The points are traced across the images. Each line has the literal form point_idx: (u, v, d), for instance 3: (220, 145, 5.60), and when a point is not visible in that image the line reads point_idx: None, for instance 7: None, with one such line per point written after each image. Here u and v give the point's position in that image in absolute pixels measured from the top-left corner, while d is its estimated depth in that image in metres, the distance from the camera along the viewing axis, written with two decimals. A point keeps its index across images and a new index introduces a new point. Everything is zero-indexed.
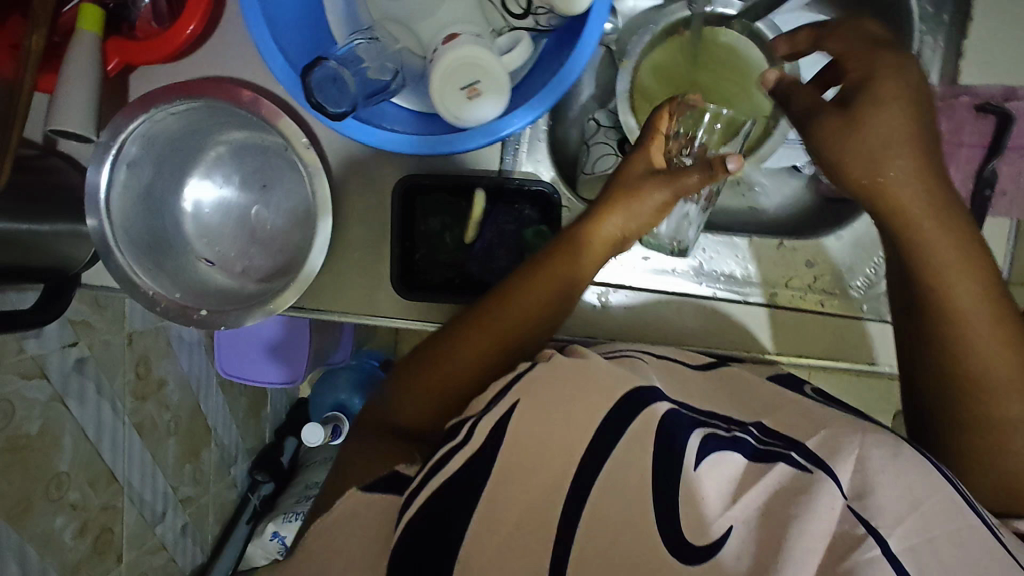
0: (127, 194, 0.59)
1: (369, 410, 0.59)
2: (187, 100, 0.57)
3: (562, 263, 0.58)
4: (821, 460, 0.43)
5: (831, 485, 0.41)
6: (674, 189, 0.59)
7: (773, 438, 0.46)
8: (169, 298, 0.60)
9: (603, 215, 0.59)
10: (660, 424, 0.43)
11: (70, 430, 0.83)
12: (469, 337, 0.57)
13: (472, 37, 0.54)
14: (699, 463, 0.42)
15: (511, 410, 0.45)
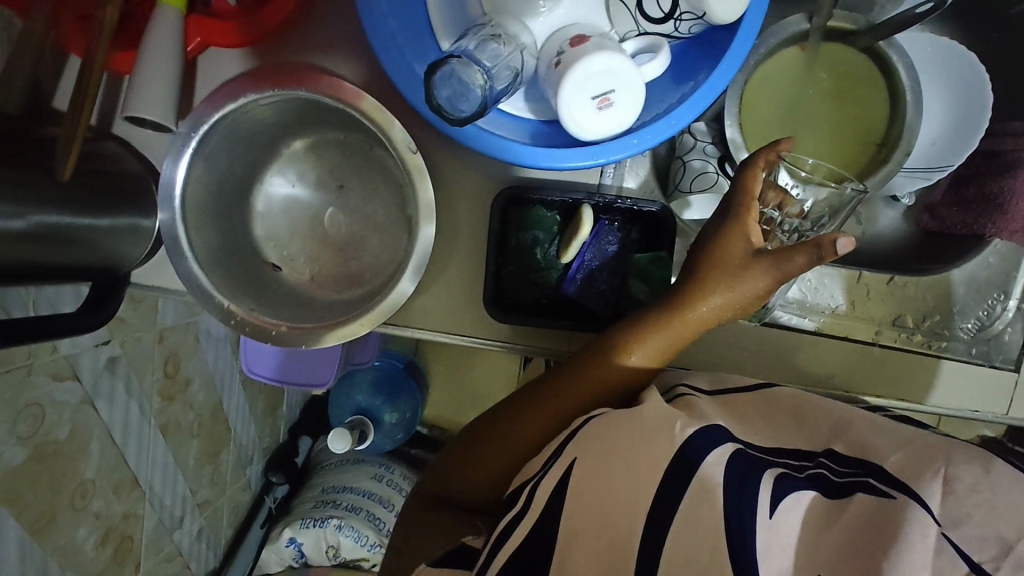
0: (200, 189, 0.53)
1: (447, 448, 0.59)
2: (279, 90, 0.50)
3: (640, 339, 0.52)
4: (902, 484, 0.37)
5: (918, 512, 0.35)
6: (776, 274, 0.49)
7: (852, 468, 0.40)
8: (247, 311, 0.53)
9: (697, 295, 0.51)
10: (719, 477, 0.39)
11: (98, 435, 0.77)
12: (533, 406, 0.54)
13: (602, 40, 0.49)
14: (773, 510, 0.37)
15: (567, 472, 0.43)
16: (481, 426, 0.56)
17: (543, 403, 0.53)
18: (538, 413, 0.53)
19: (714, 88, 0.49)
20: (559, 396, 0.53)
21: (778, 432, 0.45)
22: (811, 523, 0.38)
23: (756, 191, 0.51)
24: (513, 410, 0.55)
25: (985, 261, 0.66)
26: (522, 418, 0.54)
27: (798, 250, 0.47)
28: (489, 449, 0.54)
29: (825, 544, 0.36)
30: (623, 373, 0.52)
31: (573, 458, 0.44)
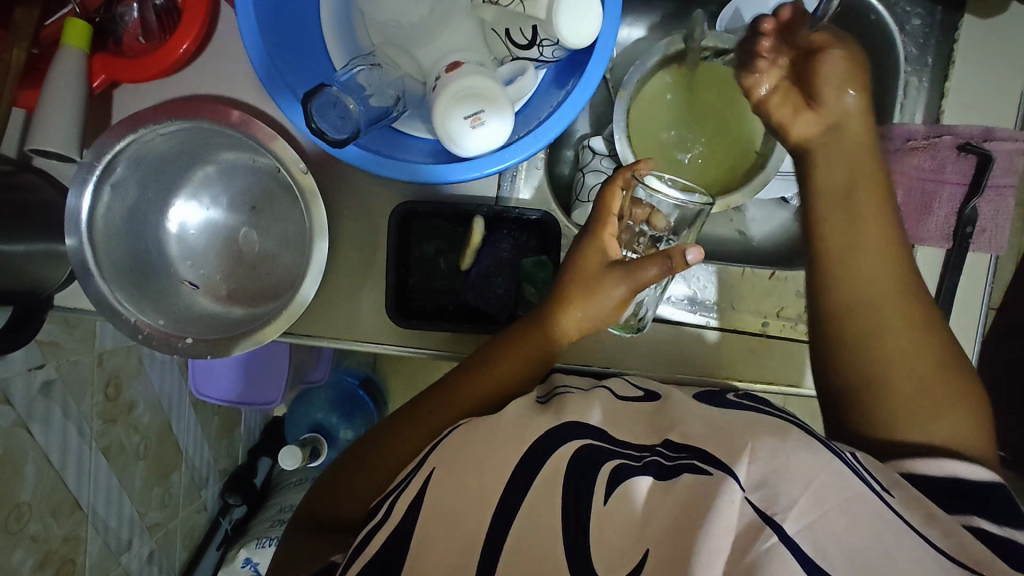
0: (110, 214, 0.57)
1: (324, 473, 0.60)
2: (178, 121, 0.55)
3: (505, 357, 0.58)
4: (718, 461, 0.41)
5: (727, 483, 0.39)
6: (631, 284, 0.56)
7: (682, 452, 0.44)
8: (153, 325, 0.57)
9: (558, 310, 0.58)
10: (568, 469, 0.44)
11: (33, 458, 0.79)
12: (405, 430, 0.57)
13: (475, 67, 0.54)
14: (608, 498, 0.42)
15: (427, 479, 0.48)
16: (363, 444, 0.59)
17: (419, 419, 0.57)
18: (422, 422, 0.57)
19: (575, 105, 0.55)
20: (437, 409, 0.57)
21: (632, 424, 0.50)
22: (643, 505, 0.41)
23: (614, 208, 0.59)
24: (394, 427, 0.58)
25: None
26: (408, 427, 0.57)
27: (649, 261, 0.55)
28: (372, 463, 0.56)
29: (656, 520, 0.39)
30: (491, 388, 0.57)
31: (433, 469, 0.49)
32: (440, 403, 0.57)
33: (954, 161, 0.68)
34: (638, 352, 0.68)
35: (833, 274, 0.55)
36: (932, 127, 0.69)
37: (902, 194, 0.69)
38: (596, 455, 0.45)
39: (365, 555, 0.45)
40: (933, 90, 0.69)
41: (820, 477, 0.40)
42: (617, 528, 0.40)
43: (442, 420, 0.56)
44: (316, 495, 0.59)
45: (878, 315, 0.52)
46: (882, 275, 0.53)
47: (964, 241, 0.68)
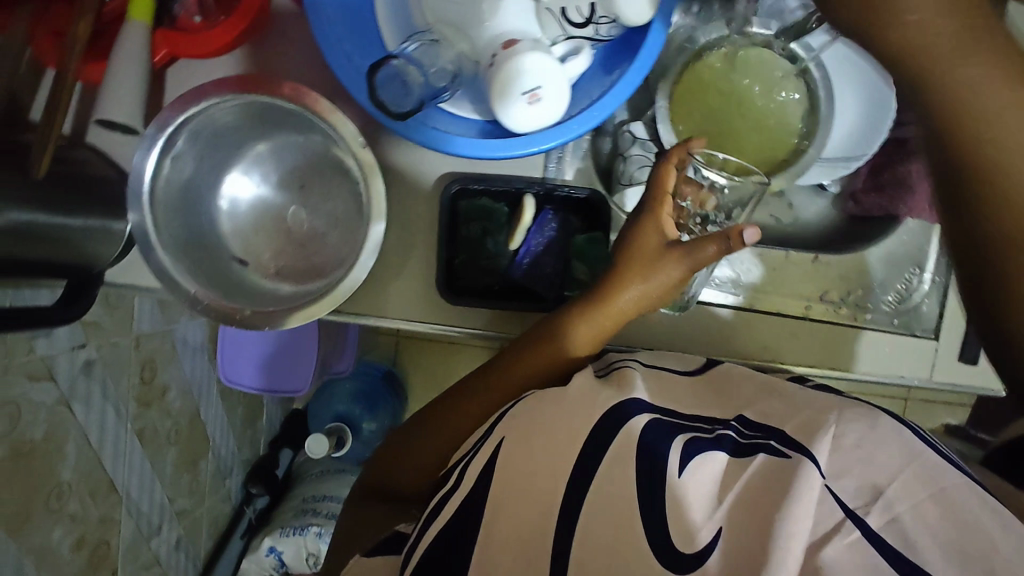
0: (169, 186, 0.57)
1: (388, 445, 0.64)
2: (237, 95, 0.55)
3: (558, 334, 0.59)
4: (798, 444, 0.43)
5: (806, 466, 0.41)
6: (689, 265, 0.56)
7: (757, 431, 0.47)
8: (211, 297, 0.57)
9: (615, 290, 0.58)
10: (640, 440, 0.45)
11: (74, 437, 0.79)
12: (463, 402, 0.60)
13: (531, 43, 0.55)
14: (682, 470, 0.43)
15: (496, 448, 0.49)
16: (428, 416, 0.62)
17: (480, 392, 0.60)
18: (485, 394, 0.60)
19: (630, 84, 0.55)
20: (498, 382, 0.60)
21: (696, 404, 0.52)
22: (722, 481, 0.43)
23: (671, 185, 0.59)
24: (458, 399, 0.61)
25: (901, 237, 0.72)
26: (473, 399, 0.60)
27: (708, 241, 0.55)
28: (442, 430, 0.60)
29: (731, 499, 0.42)
30: (547, 362, 0.58)
31: (502, 437, 0.51)
32: (495, 379, 0.60)
33: None
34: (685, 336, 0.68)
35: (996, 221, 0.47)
36: None
37: None
38: (665, 430, 0.47)
39: (433, 530, 0.48)
40: None
41: (905, 471, 0.42)
42: (689, 502, 0.42)
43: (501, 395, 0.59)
44: (383, 470, 0.63)
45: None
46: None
47: None
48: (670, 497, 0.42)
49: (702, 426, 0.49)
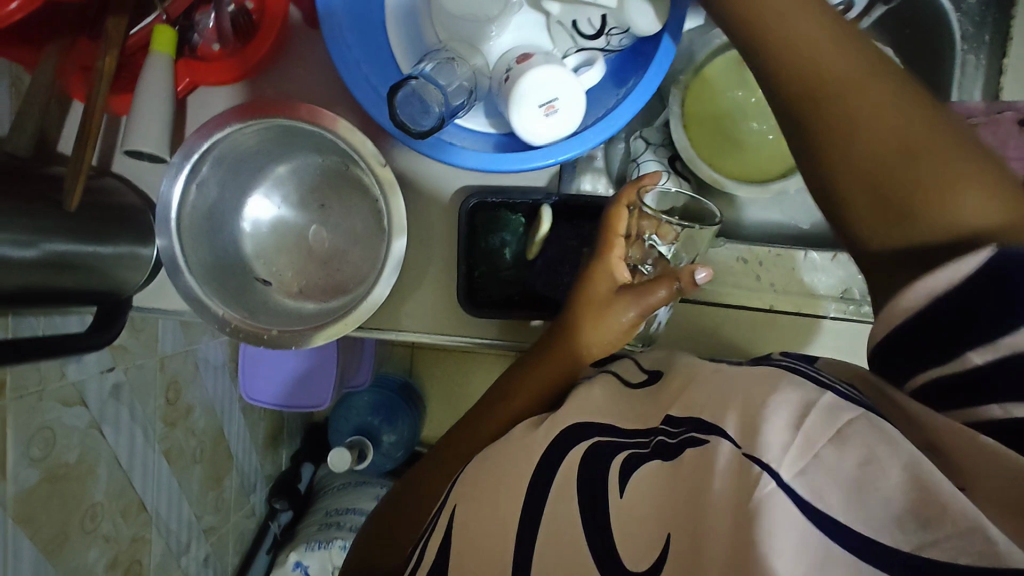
0: (195, 211, 0.58)
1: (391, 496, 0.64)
2: (259, 121, 0.56)
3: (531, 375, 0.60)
4: (713, 426, 0.40)
5: (721, 447, 0.37)
6: (641, 307, 0.57)
7: (682, 426, 0.43)
8: (239, 318, 0.58)
9: (574, 331, 0.59)
10: (581, 467, 0.46)
11: (105, 459, 0.81)
12: (449, 451, 0.61)
13: (545, 57, 0.55)
14: (623, 490, 0.42)
15: (450, 520, 0.50)
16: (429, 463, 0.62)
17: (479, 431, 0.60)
18: (472, 440, 0.60)
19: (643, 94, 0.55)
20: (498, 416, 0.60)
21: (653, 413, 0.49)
22: (656, 484, 0.41)
23: (620, 227, 0.59)
24: (459, 442, 0.61)
25: None
26: (472, 437, 0.60)
27: (661, 283, 0.56)
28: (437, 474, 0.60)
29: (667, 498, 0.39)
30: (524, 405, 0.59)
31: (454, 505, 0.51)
32: (478, 424, 0.61)
33: (1016, 137, 0.66)
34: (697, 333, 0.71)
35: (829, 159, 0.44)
36: (992, 104, 0.68)
37: None
38: (603, 452, 0.46)
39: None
40: (991, 66, 0.68)
41: (811, 416, 0.36)
42: (637, 513, 0.40)
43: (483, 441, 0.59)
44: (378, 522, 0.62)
45: (931, 168, 0.40)
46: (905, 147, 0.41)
47: None
48: (617, 519, 0.41)
49: (639, 440, 0.46)
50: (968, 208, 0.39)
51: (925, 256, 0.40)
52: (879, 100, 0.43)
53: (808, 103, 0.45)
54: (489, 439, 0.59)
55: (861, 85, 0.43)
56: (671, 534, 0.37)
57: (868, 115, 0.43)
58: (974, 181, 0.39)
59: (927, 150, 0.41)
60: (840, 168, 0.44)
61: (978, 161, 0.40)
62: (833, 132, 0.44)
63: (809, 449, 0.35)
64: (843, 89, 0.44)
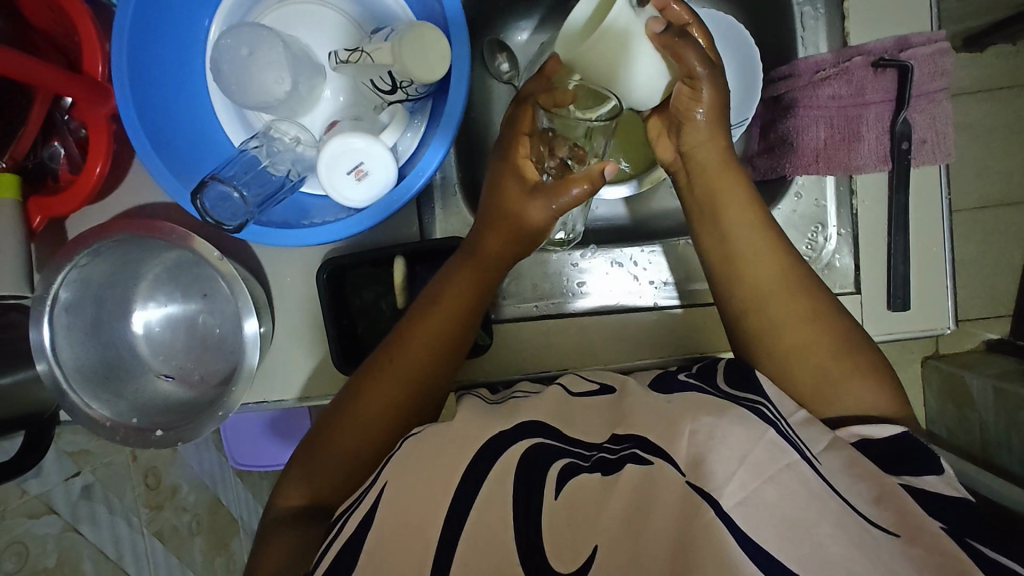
0: (73, 334, 0.63)
1: (297, 453, 0.60)
2: (103, 241, 0.60)
3: (462, 290, 0.61)
4: (659, 448, 0.46)
5: (666, 471, 0.44)
6: (555, 206, 0.58)
7: (624, 443, 0.49)
8: (127, 424, 0.62)
9: (491, 230, 0.60)
10: (519, 463, 0.49)
11: (88, 554, 0.90)
12: (374, 387, 0.58)
13: (352, 123, 0.58)
14: (559, 492, 0.47)
15: (378, 495, 0.50)
16: (335, 413, 0.59)
17: (387, 375, 0.58)
18: (394, 381, 0.58)
19: (446, 134, 0.57)
20: (402, 361, 0.59)
21: (584, 428, 0.54)
22: (591, 497, 0.46)
23: (525, 127, 0.61)
24: (368, 390, 0.58)
25: (797, 196, 0.69)
26: (395, 376, 0.58)
27: (576, 182, 0.57)
28: (349, 422, 0.58)
29: (604, 513, 0.45)
30: (447, 327, 0.60)
31: (384, 483, 0.51)
32: (401, 352, 0.59)
33: (873, 80, 0.64)
34: (597, 343, 0.69)
35: (754, 282, 0.58)
36: (839, 53, 0.65)
37: (826, 127, 0.65)
38: (544, 456, 0.50)
39: (335, 550, 0.48)
40: (831, 15, 0.66)
41: (753, 450, 0.44)
42: (568, 522, 0.45)
43: (414, 373, 0.59)
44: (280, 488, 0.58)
45: (785, 333, 0.56)
46: (787, 293, 0.57)
47: (903, 158, 0.64)
48: (549, 521, 0.46)
49: (583, 452, 0.51)
50: (842, 381, 0.55)
51: (816, 402, 0.55)
52: (777, 263, 0.58)
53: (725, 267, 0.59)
54: (417, 373, 0.59)
55: (764, 255, 0.58)
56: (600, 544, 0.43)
57: (747, 254, 0.58)
58: (817, 327, 0.56)
59: (795, 307, 0.57)
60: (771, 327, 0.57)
61: (830, 319, 0.57)
62: (759, 301, 0.58)
63: (749, 484, 0.43)
64: (744, 264, 0.58)
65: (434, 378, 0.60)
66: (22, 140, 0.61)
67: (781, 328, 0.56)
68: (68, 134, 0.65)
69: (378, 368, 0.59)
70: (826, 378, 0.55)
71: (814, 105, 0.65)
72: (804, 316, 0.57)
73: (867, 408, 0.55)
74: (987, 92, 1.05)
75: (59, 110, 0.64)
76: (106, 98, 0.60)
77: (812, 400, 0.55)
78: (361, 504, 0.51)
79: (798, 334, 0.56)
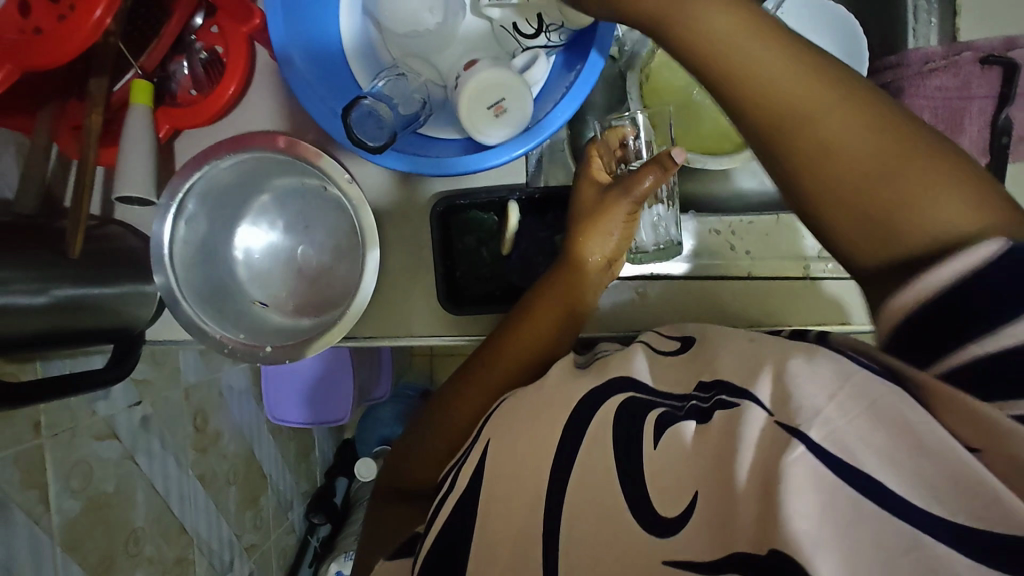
0: (187, 248, 0.63)
1: (409, 436, 0.64)
2: (233, 153, 0.61)
3: (564, 278, 0.61)
4: (743, 389, 0.36)
5: (753, 411, 0.33)
6: (634, 197, 0.60)
7: (712, 389, 0.39)
8: (236, 339, 0.62)
9: (586, 231, 0.61)
10: (617, 413, 0.42)
11: (141, 487, 0.88)
12: (491, 361, 0.60)
13: (491, 61, 0.58)
14: (657, 443, 0.38)
15: (483, 454, 0.47)
16: (450, 395, 0.61)
17: (497, 360, 0.60)
18: (506, 361, 0.59)
19: (594, 67, 0.57)
20: (513, 341, 0.60)
21: (673, 378, 0.45)
22: (682, 444, 0.37)
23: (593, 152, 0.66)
24: (479, 373, 0.60)
25: None
26: (503, 354, 0.60)
27: (646, 171, 0.60)
28: (458, 411, 0.59)
29: (696, 467, 0.35)
30: (559, 308, 0.61)
31: (489, 439, 0.48)
32: (514, 330, 0.61)
33: (979, 76, 0.67)
34: (687, 309, 0.70)
35: (793, 169, 0.42)
36: (950, 47, 0.67)
37: (930, 117, 0.68)
38: (640, 405, 0.42)
39: (445, 512, 0.47)
40: (943, 10, 0.69)
41: None
42: (664, 472, 0.37)
43: (532, 348, 0.59)
44: (406, 465, 0.62)
45: (828, 208, 0.41)
46: (818, 157, 0.40)
47: (1002, 151, 0.67)
48: (649, 468, 0.38)
49: (674, 400, 0.42)
50: (926, 206, 0.37)
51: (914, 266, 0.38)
52: (880, 168, 0.38)
53: (788, 181, 0.43)
54: (529, 352, 0.59)
55: (834, 118, 0.40)
56: (699, 493, 0.34)
57: (825, 135, 0.40)
58: (947, 184, 0.37)
59: (910, 164, 0.38)
60: (868, 198, 0.39)
61: (875, 136, 0.39)
62: (878, 211, 0.39)
63: (850, 414, 0.31)
64: (814, 124, 0.40)
65: (549, 351, 0.60)
66: (154, 53, 0.62)
67: (820, 211, 0.41)
68: (194, 54, 0.65)
69: (498, 346, 0.61)
70: (911, 232, 0.37)
71: (920, 95, 0.68)
72: (952, 211, 0.37)
73: (955, 225, 0.36)
74: None
75: (188, 31, 0.65)
76: (249, 17, 0.60)
77: (891, 259, 0.39)
78: (468, 459, 0.48)
79: (831, 205, 0.40)
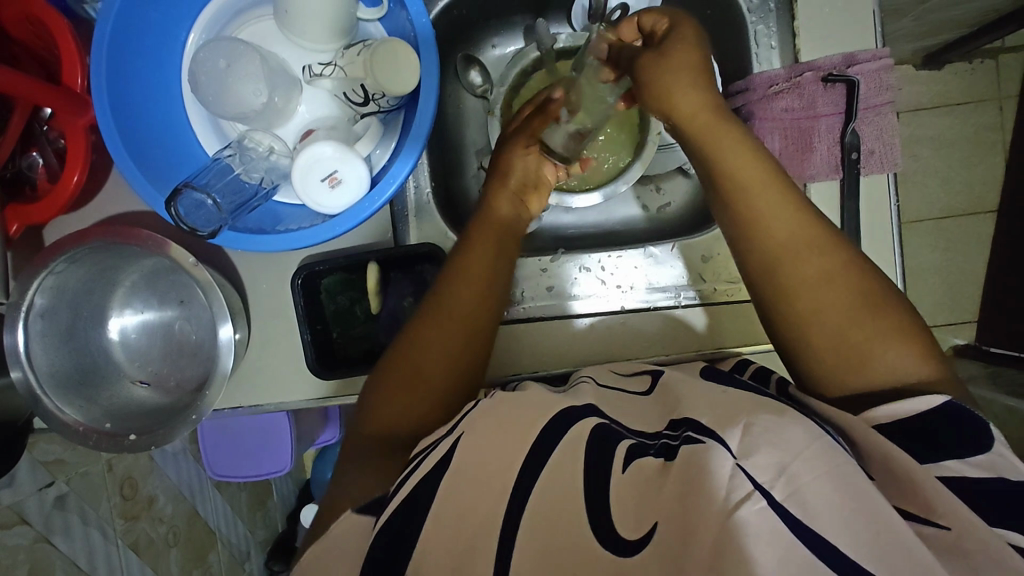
0: (48, 341, 0.63)
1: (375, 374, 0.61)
2: (78, 248, 0.61)
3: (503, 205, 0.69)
4: (710, 431, 0.44)
5: (717, 452, 0.41)
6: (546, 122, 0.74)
7: (680, 426, 0.47)
8: (99, 430, 0.62)
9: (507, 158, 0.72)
10: (591, 435, 0.47)
11: (60, 566, 0.87)
12: (455, 279, 0.62)
13: (327, 132, 0.60)
14: (626, 466, 0.45)
15: (452, 446, 0.48)
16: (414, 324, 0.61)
17: (456, 300, 0.61)
18: (469, 286, 0.62)
19: (417, 144, 0.59)
20: (473, 261, 0.63)
21: (642, 417, 0.52)
22: (650, 480, 0.44)
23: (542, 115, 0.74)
24: (434, 319, 0.60)
25: None
26: (467, 269, 0.63)
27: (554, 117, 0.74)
28: (431, 339, 0.60)
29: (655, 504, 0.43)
30: (502, 224, 0.68)
31: (462, 431, 0.49)
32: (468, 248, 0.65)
33: (823, 94, 0.67)
34: (603, 345, 0.70)
35: (749, 249, 0.57)
36: (792, 68, 0.69)
37: (780, 138, 0.70)
38: (609, 433, 0.48)
39: (418, 475, 0.47)
40: (783, 32, 0.70)
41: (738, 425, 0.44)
42: (631, 502, 0.44)
43: (489, 265, 0.64)
44: (373, 407, 0.58)
45: (824, 313, 0.53)
46: (793, 248, 0.55)
47: (854, 167, 0.68)
48: (616, 502, 0.44)
49: (647, 435, 0.49)
50: (881, 352, 0.51)
51: (842, 365, 0.52)
52: (857, 322, 0.52)
53: (778, 317, 0.56)
54: (488, 274, 0.63)
55: (788, 217, 0.55)
56: (659, 523, 0.41)
57: (784, 243, 0.55)
58: (898, 343, 0.51)
59: (812, 267, 0.54)
60: (778, 285, 0.55)
61: (844, 263, 0.54)
62: (849, 353, 0.52)
63: (805, 478, 0.40)
64: (772, 223, 0.56)
65: (501, 274, 0.65)
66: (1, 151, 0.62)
67: (801, 310, 0.54)
68: (47, 144, 0.66)
69: (458, 263, 0.63)
70: (806, 316, 0.54)
71: (768, 118, 0.70)
72: (905, 359, 0.51)
73: (906, 369, 0.51)
74: (921, 112, 1.20)
75: (39, 122, 0.65)
76: (84, 109, 0.62)
77: (795, 344, 0.55)
78: (432, 451, 0.49)
79: (826, 306, 0.53)
